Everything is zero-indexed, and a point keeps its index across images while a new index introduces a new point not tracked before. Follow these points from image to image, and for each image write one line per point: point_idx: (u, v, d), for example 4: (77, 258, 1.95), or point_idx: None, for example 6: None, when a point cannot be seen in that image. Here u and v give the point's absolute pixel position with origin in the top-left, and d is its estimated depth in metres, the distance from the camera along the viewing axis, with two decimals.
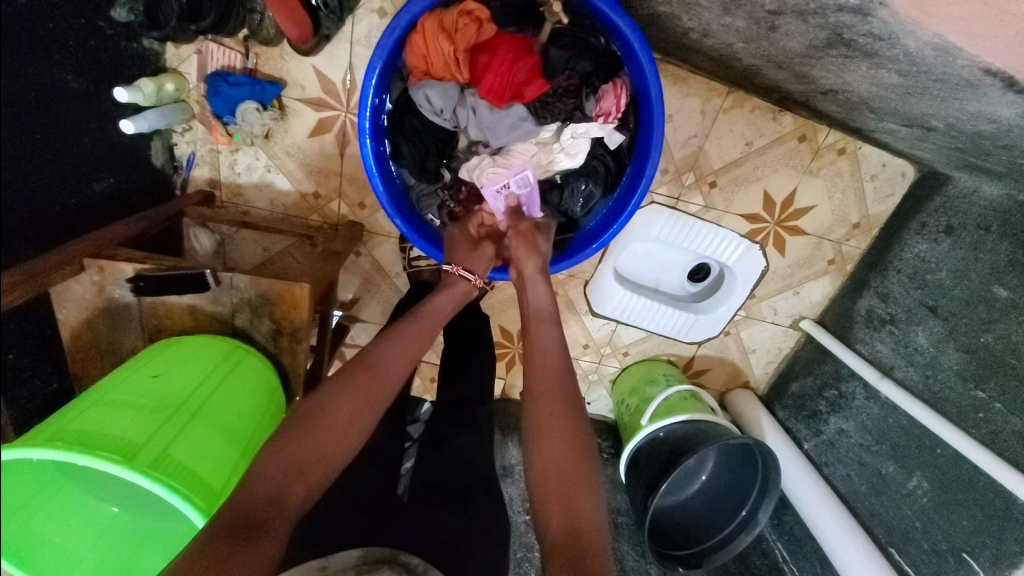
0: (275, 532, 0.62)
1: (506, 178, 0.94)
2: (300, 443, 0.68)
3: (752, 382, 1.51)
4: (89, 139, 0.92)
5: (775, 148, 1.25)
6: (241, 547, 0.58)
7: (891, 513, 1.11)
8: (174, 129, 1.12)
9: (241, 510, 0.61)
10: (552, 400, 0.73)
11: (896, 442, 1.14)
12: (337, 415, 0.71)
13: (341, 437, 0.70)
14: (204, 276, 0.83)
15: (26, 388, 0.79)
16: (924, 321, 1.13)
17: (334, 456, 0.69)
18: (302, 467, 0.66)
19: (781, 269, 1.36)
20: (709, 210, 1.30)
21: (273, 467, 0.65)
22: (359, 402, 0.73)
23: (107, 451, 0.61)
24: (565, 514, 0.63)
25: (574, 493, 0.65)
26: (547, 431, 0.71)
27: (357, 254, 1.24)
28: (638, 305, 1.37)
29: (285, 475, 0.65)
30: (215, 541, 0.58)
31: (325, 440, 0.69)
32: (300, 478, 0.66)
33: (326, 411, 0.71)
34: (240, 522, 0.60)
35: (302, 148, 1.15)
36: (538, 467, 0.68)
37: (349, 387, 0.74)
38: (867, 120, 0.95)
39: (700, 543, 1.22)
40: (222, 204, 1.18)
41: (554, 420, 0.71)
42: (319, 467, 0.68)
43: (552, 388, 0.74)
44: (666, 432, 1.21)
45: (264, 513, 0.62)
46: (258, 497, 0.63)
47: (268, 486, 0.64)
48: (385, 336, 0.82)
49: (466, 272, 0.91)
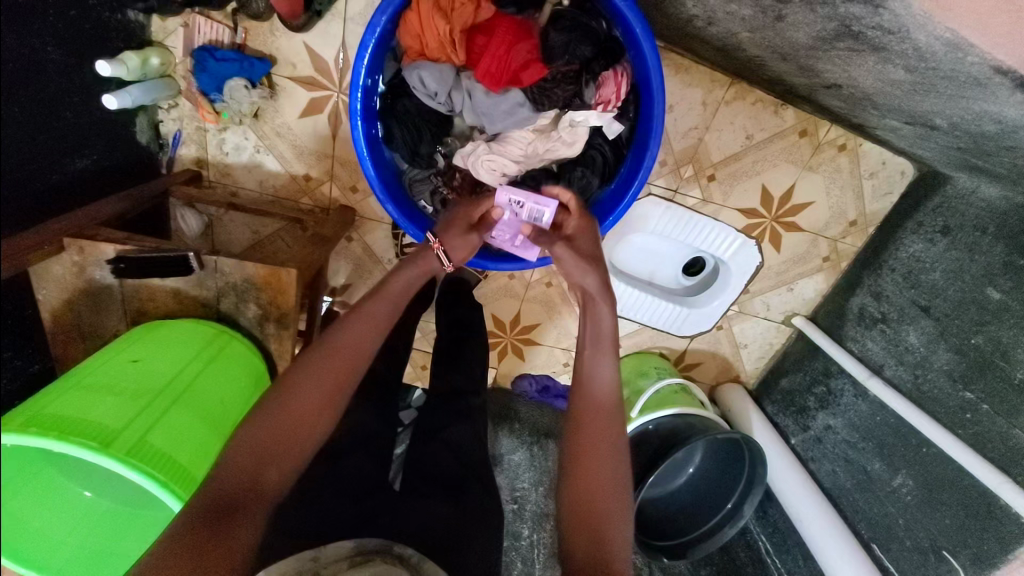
0: (249, 517, 0.62)
1: (528, 201, 0.86)
2: (271, 429, 0.66)
3: (742, 376, 1.52)
4: (71, 113, 0.88)
5: (775, 142, 1.24)
6: (220, 535, 0.59)
7: (874, 509, 1.12)
8: (160, 105, 1.08)
9: (216, 499, 0.61)
10: (598, 421, 0.73)
11: (882, 439, 1.14)
12: (309, 400, 0.68)
13: (313, 422, 0.68)
14: (187, 259, 0.81)
15: (5, 370, 0.77)
16: (916, 321, 1.13)
17: (306, 441, 0.68)
18: (274, 450, 0.65)
19: (776, 265, 1.36)
20: (706, 203, 1.29)
21: (245, 454, 0.64)
22: (331, 386, 0.70)
23: (84, 437, 0.59)
24: (591, 540, 0.65)
25: (601, 521, 0.67)
26: (588, 449, 0.71)
27: (348, 239, 1.21)
28: (632, 298, 1.36)
29: (259, 463, 0.64)
30: (190, 529, 0.59)
31: (297, 426, 0.67)
32: (273, 464, 0.65)
33: (298, 397, 0.68)
34: (217, 509, 0.60)
35: (293, 128, 1.12)
36: (571, 490, 0.70)
37: (318, 368, 0.70)
38: (870, 116, 0.93)
39: (686, 534, 1.24)
40: (209, 184, 1.15)
41: (599, 447, 0.71)
42: (295, 452, 0.67)
43: (602, 409, 0.74)
44: (654, 425, 1.21)
45: (239, 500, 0.62)
46: (232, 485, 0.62)
47: (241, 474, 0.63)
48: (355, 310, 0.77)
49: (444, 255, 0.85)
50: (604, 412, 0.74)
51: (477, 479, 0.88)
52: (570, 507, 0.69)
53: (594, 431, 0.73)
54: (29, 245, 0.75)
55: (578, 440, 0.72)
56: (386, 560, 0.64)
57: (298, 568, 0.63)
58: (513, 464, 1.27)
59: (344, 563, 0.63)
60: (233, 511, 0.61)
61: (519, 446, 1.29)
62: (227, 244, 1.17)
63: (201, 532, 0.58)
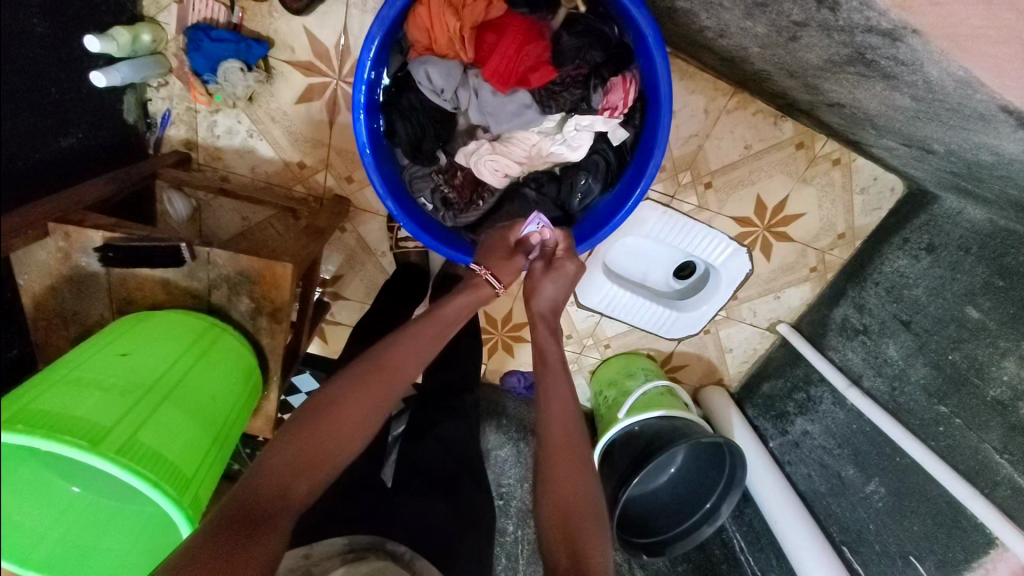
0: (276, 529, 0.60)
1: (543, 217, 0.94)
2: (308, 441, 0.66)
3: (725, 379, 1.55)
4: (58, 90, 0.84)
5: (772, 153, 1.25)
6: (243, 545, 0.57)
7: (847, 514, 1.17)
8: (149, 84, 1.04)
9: (244, 504, 0.61)
10: (561, 438, 0.76)
11: (858, 447, 1.19)
12: (349, 415, 0.69)
13: (348, 436, 0.69)
14: (179, 250, 0.79)
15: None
16: (896, 334, 1.17)
17: (338, 457, 0.68)
18: (308, 462, 0.65)
19: (765, 273, 1.38)
20: (702, 210, 1.30)
21: (280, 462, 0.64)
22: (372, 403, 0.71)
23: (72, 436, 0.58)
24: (571, 553, 0.65)
25: (577, 530, 0.68)
26: (556, 464, 0.73)
27: (342, 229, 1.19)
28: (623, 300, 1.37)
29: (292, 474, 0.64)
30: (214, 537, 0.57)
31: (334, 440, 0.67)
32: (305, 477, 0.65)
33: (340, 411, 0.69)
34: (242, 519, 0.59)
35: (288, 114, 1.08)
36: (547, 506, 0.70)
37: (359, 386, 0.72)
38: (868, 136, 0.95)
39: (665, 532, 1.27)
40: (199, 167, 1.11)
41: (569, 468, 0.73)
42: (324, 468, 0.66)
43: (564, 427, 0.77)
44: (639, 427, 1.24)
45: (267, 510, 0.61)
46: (264, 495, 0.62)
47: (274, 483, 0.63)
48: (399, 330, 0.79)
49: (493, 278, 0.86)
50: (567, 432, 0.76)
51: (469, 477, 0.89)
52: (545, 523, 0.70)
53: (558, 448, 0.75)
54: (12, 229, 0.71)
55: (542, 458, 0.75)
56: (380, 557, 0.65)
57: (291, 566, 0.64)
58: (500, 459, 1.29)
59: (337, 558, 0.65)
60: (260, 521, 0.60)
61: (506, 442, 1.32)
62: (216, 230, 1.14)
63: (224, 542, 0.57)
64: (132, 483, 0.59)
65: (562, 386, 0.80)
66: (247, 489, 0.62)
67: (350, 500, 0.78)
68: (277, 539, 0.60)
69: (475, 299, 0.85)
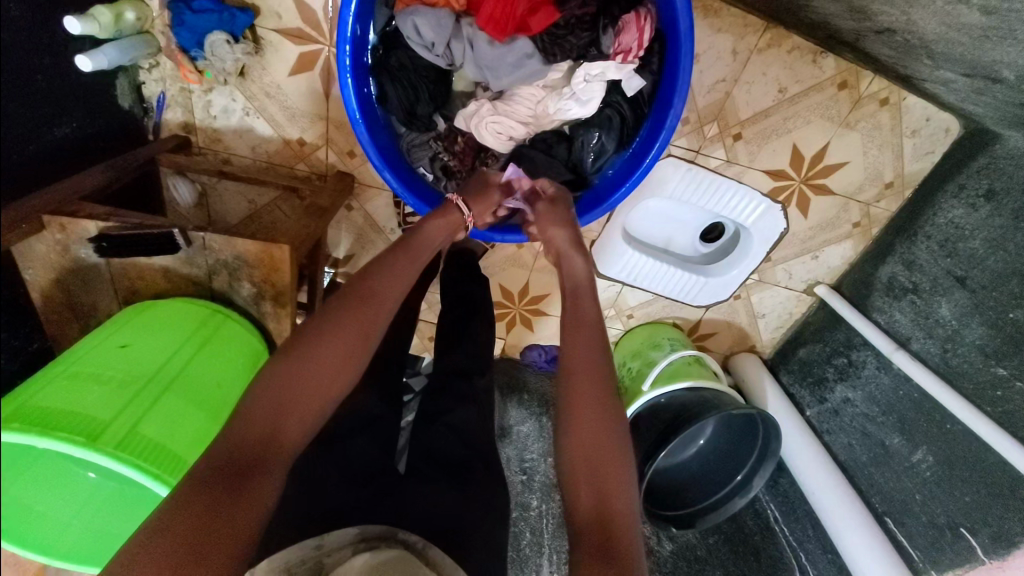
0: (265, 476, 0.57)
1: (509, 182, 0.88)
2: (293, 385, 0.62)
3: (758, 346, 1.47)
4: (43, 77, 0.81)
5: (811, 95, 1.12)
6: (235, 498, 0.54)
7: (890, 484, 1.10)
8: (140, 66, 1.01)
9: (230, 453, 0.57)
10: (580, 382, 0.68)
11: (903, 414, 1.11)
12: (328, 355, 0.64)
13: (336, 373, 0.64)
14: (173, 236, 0.76)
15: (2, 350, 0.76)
16: (949, 292, 1.06)
17: (326, 396, 0.63)
18: (289, 403, 0.60)
19: (802, 232, 1.28)
20: (731, 164, 1.19)
21: (260, 406, 0.60)
22: (354, 340, 0.66)
23: (70, 432, 0.57)
24: (596, 490, 0.61)
25: (608, 476, 0.63)
26: (577, 404, 0.66)
27: (349, 207, 1.16)
28: (647, 268, 1.30)
29: (275, 417, 0.60)
30: (200, 495, 0.53)
31: (318, 383, 0.63)
32: (292, 416, 0.61)
33: (320, 347, 0.64)
34: (226, 473, 0.55)
35: (282, 88, 1.03)
36: (569, 444, 0.65)
37: (338, 322, 0.66)
38: (921, 67, 0.87)
39: (694, 504, 1.23)
40: (200, 151, 1.09)
41: (588, 401, 0.66)
42: (312, 407, 0.62)
43: (592, 381, 0.68)
44: (666, 398, 1.19)
45: (256, 456, 0.57)
46: (252, 439, 0.58)
47: (261, 425, 0.59)
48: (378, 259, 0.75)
49: (462, 204, 0.83)
50: (591, 379, 0.68)
51: (482, 462, 0.85)
52: (566, 469, 0.64)
53: (584, 390, 0.67)
54: (6, 223, 0.70)
55: (568, 399, 0.67)
56: (393, 547, 0.63)
57: (301, 557, 0.62)
58: (521, 436, 1.25)
59: (348, 550, 0.63)
60: (250, 470, 0.56)
61: (527, 417, 1.28)
62: (224, 215, 1.13)
63: (210, 498, 0.53)
64: (133, 477, 0.58)
65: (582, 344, 0.71)
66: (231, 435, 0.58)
67: (362, 485, 0.75)
68: (267, 485, 0.57)
69: (449, 228, 0.82)
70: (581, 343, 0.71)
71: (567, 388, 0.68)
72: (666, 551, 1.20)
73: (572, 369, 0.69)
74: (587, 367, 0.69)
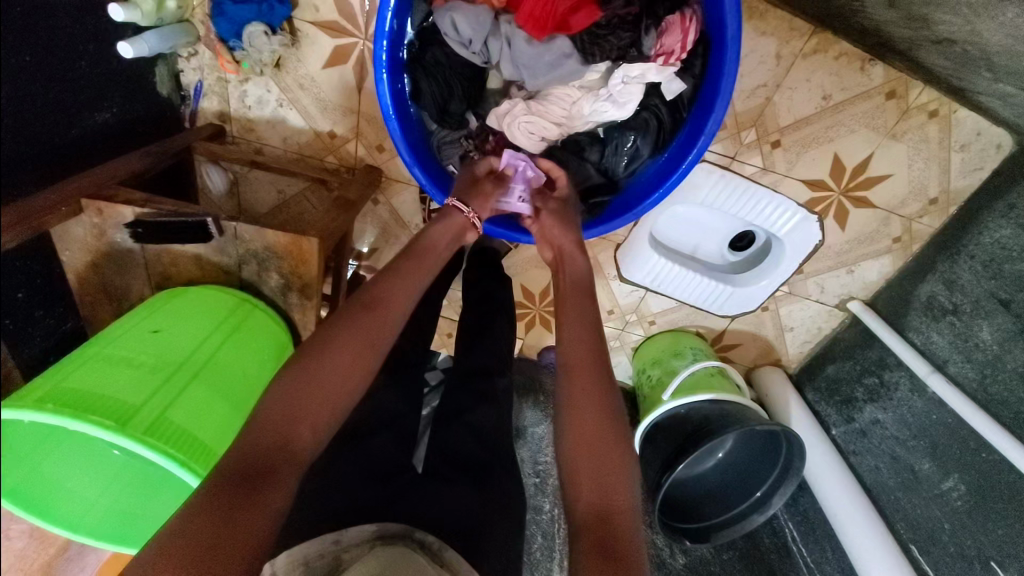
0: (279, 484, 0.57)
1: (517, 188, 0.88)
2: (308, 393, 0.62)
3: (783, 360, 1.43)
4: (87, 63, 0.83)
5: (856, 104, 1.08)
6: (247, 505, 0.53)
7: (918, 511, 1.06)
8: (179, 54, 1.03)
9: (244, 457, 0.57)
10: (582, 390, 0.65)
11: (936, 440, 1.06)
12: (340, 361, 0.65)
13: (349, 381, 0.65)
14: (205, 225, 0.77)
15: (39, 328, 0.78)
16: (992, 315, 1.00)
17: (342, 402, 0.64)
18: (300, 410, 0.60)
19: (837, 245, 1.23)
20: (767, 172, 1.15)
21: (275, 410, 0.60)
22: (362, 345, 0.67)
23: (101, 415, 0.58)
24: (593, 484, 0.60)
25: (606, 473, 0.61)
26: (572, 403, 0.65)
27: (375, 201, 1.16)
28: (672, 274, 1.27)
29: (288, 420, 0.60)
30: (216, 497, 0.53)
31: (331, 388, 0.63)
32: (304, 420, 0.60)
33: (333, 354, 0.65)
34: (241, 476, 0.55)
35: (316, 80, 1.04)
36: (564, 443, 0.64)
37: (350, 330, 0.67)
38: (978, 79, 0.83)
39: (711, 518, 1.20)
40: (233, 140, 1.10)
41: (586, 398, 0.65)
42: (325, 410, 0.62)
43: (588, 384, 0.66)
44: (686, 410, 1.16)
45: (270, 463, 0.57)
46: (265, 442, 0.58)
47: (274, 431, 0.59)
48: (389, 270, 0.75)
49: (461, 204, 0.82)
50: (590, 384, 0.66)
51: (499, 465, 0.84)
52: (566, 468, 0.63)
53: (579, 385, 0.66)
54: (46, 205, 0.72)
55: (563, 398, 0.66)
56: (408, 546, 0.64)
57: (320, 552, 0.62)
58: (535, 437, 1.25)
59: (367, 546, 0.63)
60: (265, 474, 0.56)
61: (543, 420, 1.28)
62: (254, 204, 1.14)
63: (227, 500, 0.53)
64: (161, 463, 0.59)
65: (585, 349, 0.69)
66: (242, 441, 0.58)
67: (379, 481, 0.75)
68: (281, 492, 0.56)
69: (452, 233, 0.81)
70: (586, 345, 0.70)
71: (564, 387, 0.67)
72: (680, 564, 1.18)
73: (568, 365, 0.68)
74: (583, 372, 0.67)
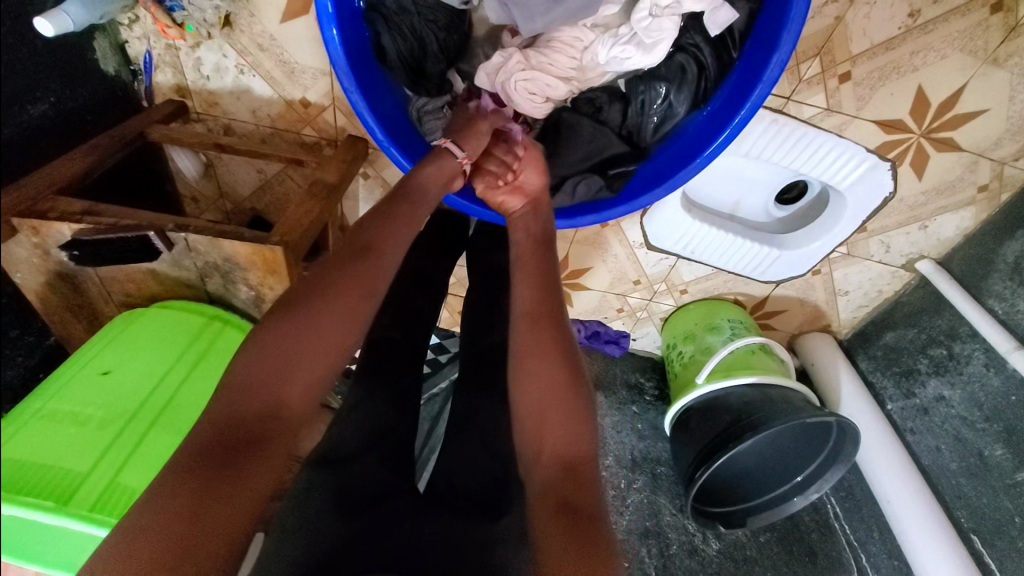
0: (268, 462, 0.46)
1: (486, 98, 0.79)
2: (294, 353, 0.50)
3: (834, 326, 1.28)
4: (2, 48, 0.69)
5: (952, 21, 0.82)
6: (229, 489, 0.43)
7: (984, 500, 0.95)
8: (119, 21, 0.87)
9: (219, 434, 0.46)
10: (566, 420, 0.52)
11: (1012, 423, 0.91)
12: (331, 321, 0.53)
13: (342, 342, 0.53)
14: (151, 241, 0.68)
15: (19, 347, 0.74)
16: None
17: (337, 364, 0.53)
18: (280, 369, 0.49)
19: (912, 197, 1.02)
20: (831, 113, 0.92)
21: (254, 375, 0.49)
22: (355, 295, 0.55)
23: (41, 496, 0.57)
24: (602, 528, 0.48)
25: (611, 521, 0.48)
26: (553, 425, 0.52)
27: (364, 175, 1.02)
28: (707, 238, 1.10)
29: (273, 385, 0.49)
30: (189, 478, 0.42)
31: (321, 347, 0.52)
32: (294, 385, 0.50)
33: (322, 308, 0.53)
34: (220, 450, 0.45)
35: (275, 38, 0.87)
36: None
37: (341, 279, 0.56)
38: None
39: (747, 501, 1.12)
40: (198, 117, 0.97)
41: (562, 415, 0.52)
42: (319, 373, 0.51)
43: (570, 404, 0.53)
44: (725, 394, 1.04)
45: (258, 433, 0.46)
46: (249, 413, 0.47)
47: (255, 400, 0.48)
48: (377, 216, 0.63)
49: (454, 146, 0.72)
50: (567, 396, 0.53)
51: None
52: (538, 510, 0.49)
53: (550, 411, 0.53)
54: None
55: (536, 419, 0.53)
56: None
57: None
58: None
59: None
60: (246, 447, 0.45)
61: None
62: (235, 186, 1.03)
63: (199, 486, 0.42)
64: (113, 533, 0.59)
65: (555, 359, 0.56)
66: (211, 414, 0.47)
67: None
68: (265, 473, 0.45)
69: (442, 179, 0.70)
70: (563, 361, 0.55)
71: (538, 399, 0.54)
72: (713, 550, 1.11)
73: (553, 372, 0.55)
74: (569, 391, 0.54)
